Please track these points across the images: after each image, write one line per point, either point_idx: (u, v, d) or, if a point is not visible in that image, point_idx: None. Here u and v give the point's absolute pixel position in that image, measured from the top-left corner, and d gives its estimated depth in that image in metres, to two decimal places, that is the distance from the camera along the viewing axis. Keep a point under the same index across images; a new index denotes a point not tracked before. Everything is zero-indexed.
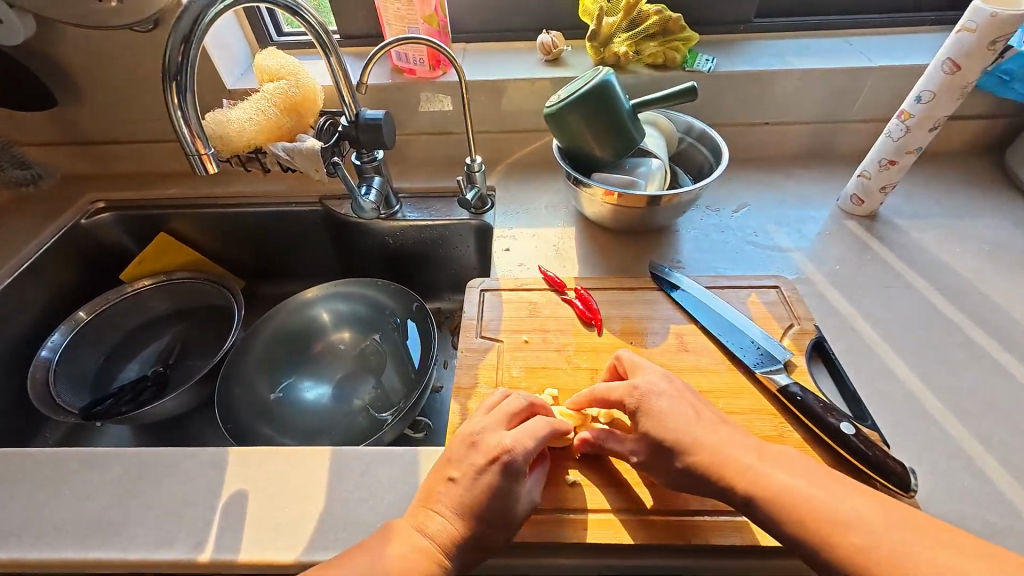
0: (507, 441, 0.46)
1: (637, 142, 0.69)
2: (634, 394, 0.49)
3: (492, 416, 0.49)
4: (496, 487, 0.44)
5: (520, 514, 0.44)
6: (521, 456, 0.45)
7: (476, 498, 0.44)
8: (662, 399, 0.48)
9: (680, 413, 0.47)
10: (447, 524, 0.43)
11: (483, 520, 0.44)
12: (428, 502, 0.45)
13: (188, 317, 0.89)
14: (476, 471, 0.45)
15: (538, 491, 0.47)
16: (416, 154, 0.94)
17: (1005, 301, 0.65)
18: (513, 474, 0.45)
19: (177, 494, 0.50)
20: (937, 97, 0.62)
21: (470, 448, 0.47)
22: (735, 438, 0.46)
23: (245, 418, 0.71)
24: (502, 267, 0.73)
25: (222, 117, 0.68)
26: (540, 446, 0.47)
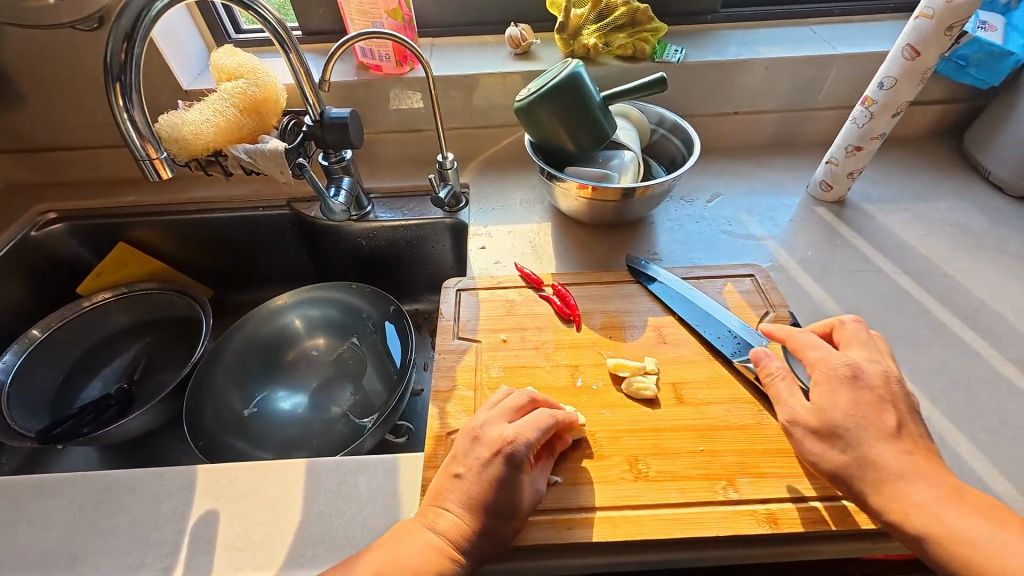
0: (508, 432, 0.45)
1: (609, 134, 0.69)
2: (830, 368, 0.47)
3: (495, 410, 0.48)
4: (500, 478, 0.43)
5: (527, 504, 0.44)
6: (524, 446, 0.45)
7: (485, 491, 0.43)
8: (856, 398, 0.45)
9: (863, 401, 0.44)
10: (459, 519, 0.42)
11: (493, 514, 0.43)
12: (438, 499, 0.44)
13: (153, 329, 0.86)
14: (481, 464, 0.44)
15: (545, 480, 0.46)
16: (386, 153, 0.92)
17: (968, 281, 0.67)
18: (517, 464, 0.44)
19: (143, 518, 0.47)
20: (899, 83, 0.63)
21: (473, 443, 0.46)
22: (926, 470, 0.41)
23: (218, 434, 0.68)
24: (478, 265, 0.72)
25: (177, 119, 0.64)
26: (543, 436, 0.46)
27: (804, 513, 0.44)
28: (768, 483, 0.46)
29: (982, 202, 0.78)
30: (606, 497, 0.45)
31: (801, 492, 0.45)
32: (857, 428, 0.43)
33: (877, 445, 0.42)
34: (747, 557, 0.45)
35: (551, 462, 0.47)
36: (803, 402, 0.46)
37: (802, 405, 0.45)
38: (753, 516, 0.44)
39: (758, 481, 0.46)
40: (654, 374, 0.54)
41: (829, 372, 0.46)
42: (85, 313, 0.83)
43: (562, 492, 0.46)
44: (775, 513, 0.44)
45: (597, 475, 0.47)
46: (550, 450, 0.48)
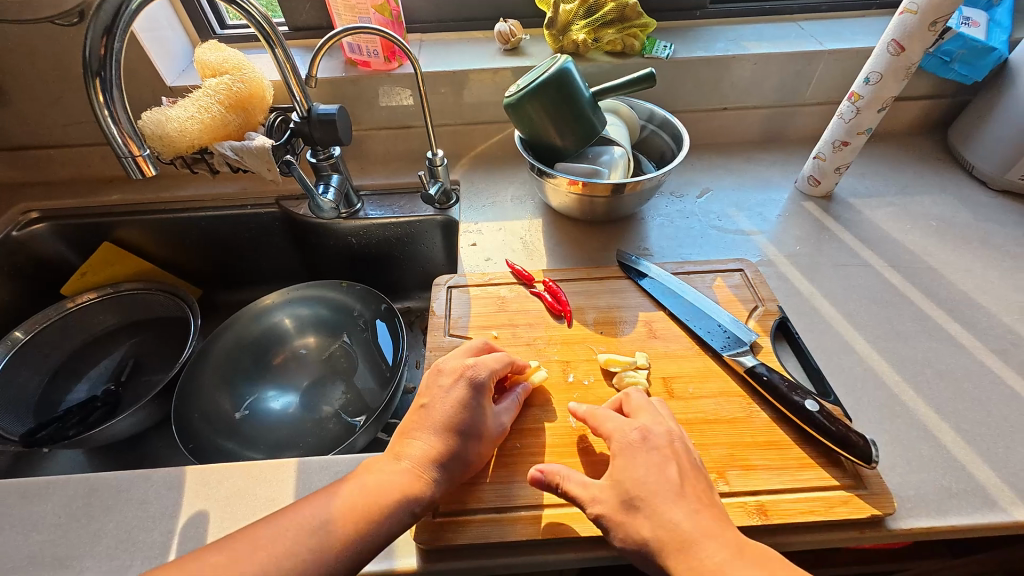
0: (468, 360, 0.49)
1: (599, 129, 0.69)
2: (624, 437, 0.44)
3: (459, 350, 0.51)
4: (464, 399, 0.46)
5: (491, 429, 0.46)
6: (484, 371, 0.48)
7: (450, 414, 0.45)
8: (643, 464, 0.42)
9: (666, 475, 0.41)
10: (428, 444, 0.44)
11: (460, 434, 0.45)
12: (407, 432, 0.46)
13: (142, 330, 0.85)
14: (445, 390, 0.47)
15: (508, 413, 0.49)
16: (376, 150, 0.91)
17: (952, 273, 0.68)
18: (479, 388, 0.47)
19: (130, 522, 0.47)
20: (884, 78, 0.64)
21: (438, 375, 0.49)
22: (715, 528, 0.39)
23: (206, 435, 0.67)
24: (469, 262, 0.71)
25: (161, 115, 0.63)
26: (503, 366, 0.49)
27: (792, 504, 0.44)
28: (757, 476, 0.46)
29: (966, 196, 0.79)
30: None
31: (789, 484, 0.45)
32: (649, 494, 0.40)
33: (671, 511, 0.39)
34: None
35: (516, 400, 0.50)
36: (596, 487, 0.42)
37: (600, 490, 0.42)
38: (743, 508, 0.44)
39: (747, 474, 0.46)
40: (645, 368, 0.54)
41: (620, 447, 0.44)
42: (69, 314, 0.81)
43: None
44: (765, 505, 0.44)
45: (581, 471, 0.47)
46: (512, 391, 0.51)
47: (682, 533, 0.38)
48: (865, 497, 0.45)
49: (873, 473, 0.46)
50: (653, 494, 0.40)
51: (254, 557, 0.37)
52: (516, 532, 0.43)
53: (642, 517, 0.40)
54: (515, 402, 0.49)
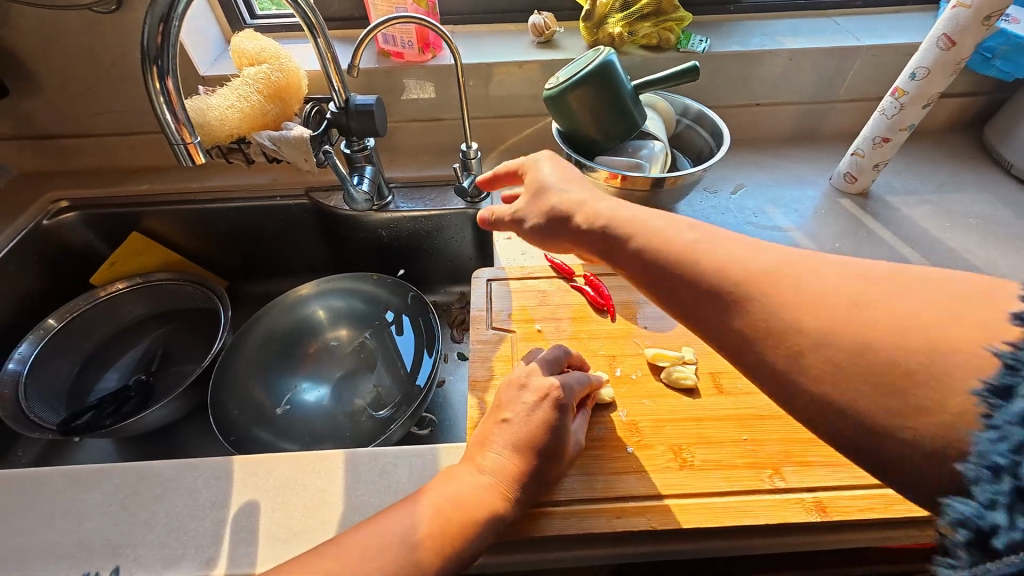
0: (553, 380, 0.47)
1: (640, 123, 0.68)
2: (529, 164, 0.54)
3: (535, 363, 0.50)
4: (548, 421, 0.45)
5: (570, 451, 0.45)
6: (569, 392, 0.46)
7: (533, 432, 0.44)
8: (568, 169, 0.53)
9: (578, 180, 0.50)
10: (512, 462, 0.43)
11: (543, 455, 0.44)
12: (486, 444, 0.45)
13: (170, 320, 0.84)
14: (529, 407, 0.46)
15: (583, 431, 0.48)
16: (405, 143, 0.91)
17: (995, 272, 0.67)
18: (564, 409, 0.46)
19: (180, 511, 0.46)
20: (931, 73, 0.63)
21: (520, 390, 0.47)
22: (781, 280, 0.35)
23: (244, 427, 0.67)
24: (505, 255, 0.71)
25: (201, 104, 0.62)
26: (583, 388, 0.48)
27: (849, 500, 0.44)
28: (813, 471, 0.46)
29: (1004, 194, 0.79)
30: (652, 486, 0.45)
31: (845, 480, 0.45)
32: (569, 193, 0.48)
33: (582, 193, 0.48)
34: (788, 544, 0.45)
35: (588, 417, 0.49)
36: (546, 170, 0.52)
37: (546, 168, 0.52)
38: (800, 505, 0.44)
39: (802, 470, 0.46)
40: (693, 363, 0.54)
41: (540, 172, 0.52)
42: (99, 304, 0.81)
43: (608, 480, 0.46)
44: (823, 501, 0.44)
45: (638, 465, 0.47)
46: (585, 406, 0.49)
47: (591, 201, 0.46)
48: None
49: None
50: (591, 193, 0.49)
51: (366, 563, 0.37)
52: (574, 525, 0.43)
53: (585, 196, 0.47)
54: (586, 420, 0.48)
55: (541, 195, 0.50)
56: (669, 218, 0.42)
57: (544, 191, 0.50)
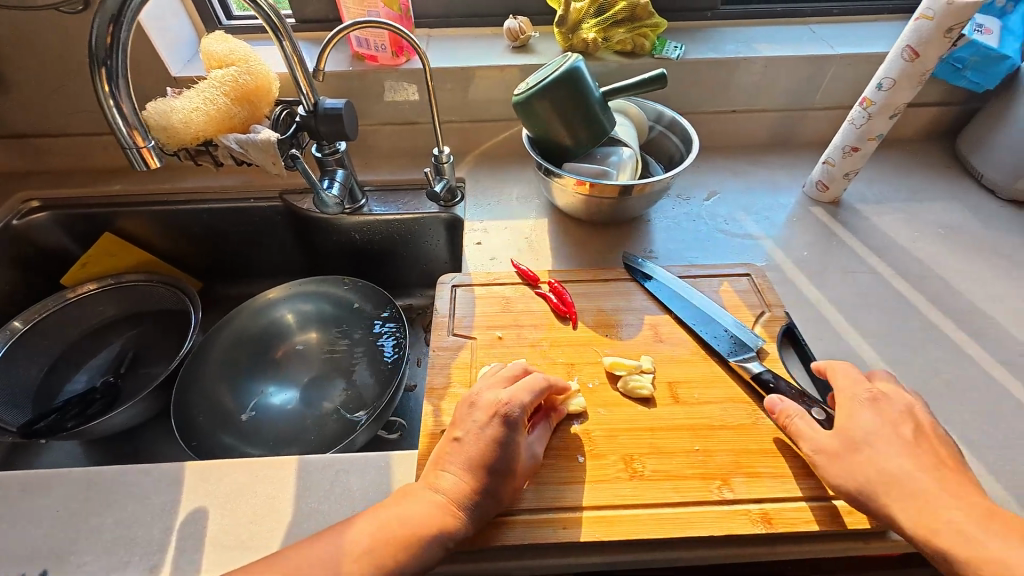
0: (502, 396, 0.46)
1: (608, 130, 0.68)
2: (863, 389, 0.47)
3: (491, 379, 0.49)
4: (498, 438, 0.44)
5: (523, 465, 0.45)
6: (519, 407, 0.46)
7: (482, 452, 0.44)
8: (902, 407, 0.45)
9: (863, 424, 0.44)
10: (461, 481, 0.43)
11: (492, 472, 0.43)
12: (438, 463, 0.45)
13: (142, 322, 0.84)
14: (478, 426, 0.45)
15: (540, 445, 0.47)
16: (381, 146, 0.90)
17: (960, 283, 0.67)
18: (513, 425, 0.45)
19: (130, 516, 0.46)
20: (897, 84, 0.63)
21: (470, 408, 0.47)
22: (934, 481, 0.40)
23: (208, 432, 0.66)
24: (474, 261, 0.71)
25: (165, 106, 0.62)
26: (536, 399, 0.47)
27: (798, 512, 0.44)
28: (762, 483, 0.46)
29: (975, 204, 0.79)
30: (599, 497, 0.45)
31: (793, 491, 0.45)
32: (865, 438, 0.43)
33: (910, 420, 0.44)
34: (738, 556, 0.45)
35: (547, 430, 0.48)
36: (868, 419, 0.44)
37: (870, 418, 0.44)
38: (747, 516, 0.44)
39: (750, 481, 0.46)
40: (650, 372, 0.54)
41: (912, 404, 0.46)
42: (68, 306, 0.81)
43: (559, 490, 0.46)
44: (769, 512, 0.44)
45: (591, 474, 0.46)
46: (545, 417, 0.49)
47: (900, 427, 0.44)
48: None
49: None
50: (938, 443, 0.43)
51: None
52: (521, 534, 0.43)
53: (903, 458, 0.42)
54: (545, 433, 0.48)
55: (856, 450, 0.43)
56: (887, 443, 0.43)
57: (858, 448, 0.43)
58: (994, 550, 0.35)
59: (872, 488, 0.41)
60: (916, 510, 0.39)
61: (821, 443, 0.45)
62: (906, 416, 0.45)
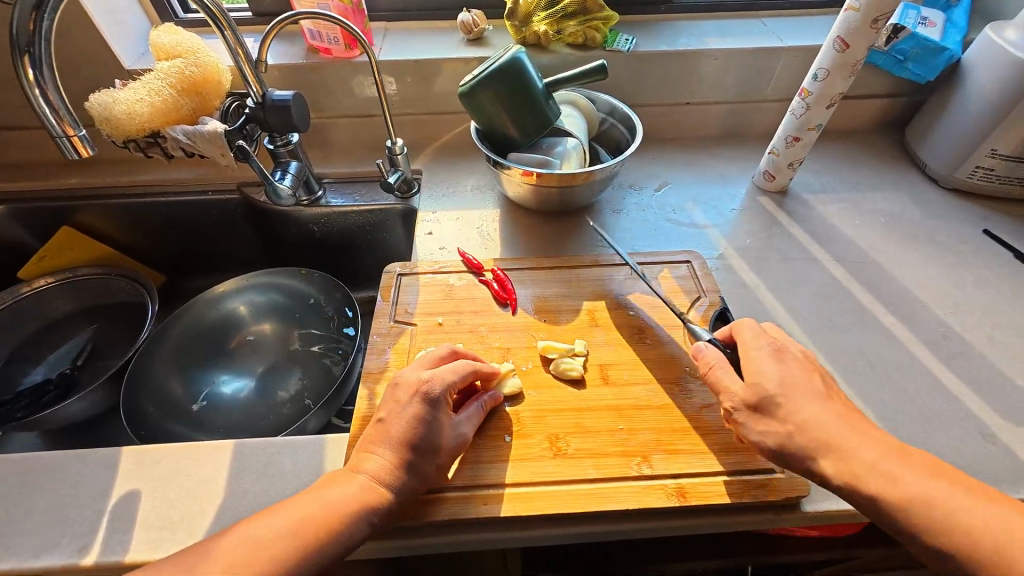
0: (423, 375, 0.47)
1: (553, 120, 0.69)
2: (767, 340, 0.48)
3: (417, 361, 0.50)
4: (420, 416, 0.44)
5: (448, 444, 0.45)
6: (440, 386, 0.46)
7: (406, 430, 0.44)
8: (801, 355, 0.47)
9: (775, 375, 0.45)
10: (385, 459, 0.43)
11: (416, 450, 0.43)
12: (366, 445, 0.45)
13: (100, 315, 0.84)
14: (400, 405, 0.45)
15: (468, 426, 0.47)
16: (339, 139, 0.91)
17: (895, 268, 0.69)
18: (435, 403, 0.45)
19: (63, 498, 0.47)
20: (830, 75, 0.65)
21: (394, 388, 0.47)
22: (844, 419, 0.43)
23: (158, 421, 0.66)
24: (423, 250, 0.72)
25: (108, 98, 0.63)
26: (460, 378, 0.48)
27: (710, 486, 0.46)
28: (681, 459, 0.47)
29: (917, 193, 0.81)
30: (523, 474, 0.46)
31: (710, 467, 0.47)
32: (779, 389, 0.44)
33: (807, 364, 0.46)
34: (656, 529, 0.46)
35: (479, 410, 0.48)
36: (776, 369, 0.45)
37: (777, 368, 0.45)
38: (662, 490, 0.45)
39: (670, 458, 0.47)
40: (582, 355, 0.55)
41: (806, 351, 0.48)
42: (22, 300, 0.81)
43: (484, 470, 0.47)
44: (684, 487, 0.46)
45: (519, 453, 0.48)
46: (477, 399, 0.49)
47: (800, 372, 0.45)
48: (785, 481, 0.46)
49: None
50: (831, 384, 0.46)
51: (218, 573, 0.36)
52: (444, 512, 0.44)
53: (816, 405, 0.43)
54: (478, 412, 0.48)
55: (774, 404, 0.44)
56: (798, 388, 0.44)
57: (774, 399, 0.44)
58: (907, 485, 0.39)
59: (800, 440, 0.42)
60: (839, 456, 0.40)
61: (741, 395, 0.45)
62: (806, 363, 0.46)
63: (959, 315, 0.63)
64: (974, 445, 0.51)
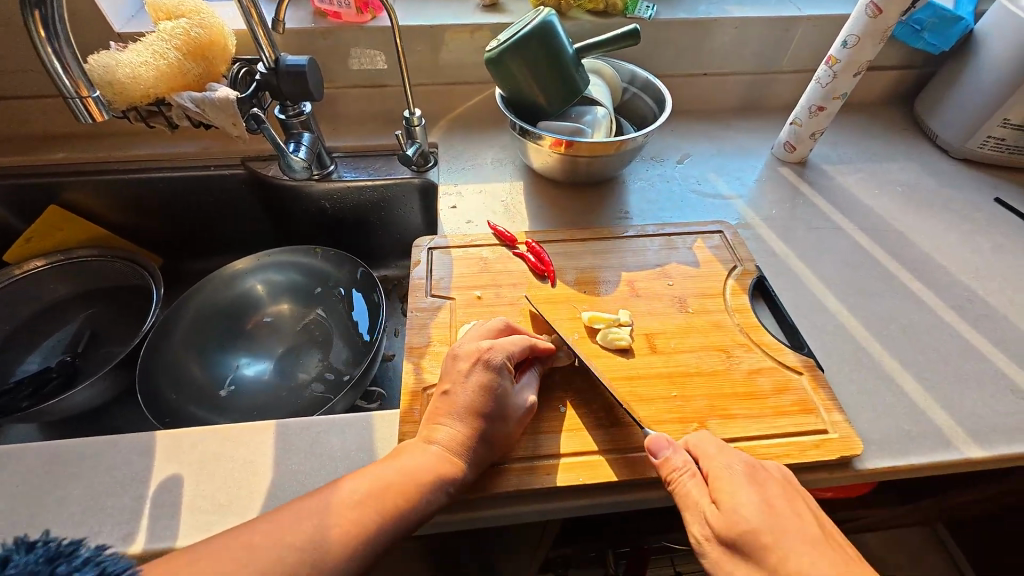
0: (484, 344, 0.46)
1: (582, 88, 0.67)
2: (736, 460, 0.41)
3: (472, 332, 0.49)
4: (484, 385, 0.44)
5: (516, 414, 0.45)
6: (501, 354, 0.46)
7: (473, 399, 0.44)
8: (779, 480, 0.40)
9: (751, 506, 0.37)
10: (455, 430, 0.43)
11: (485, 419, 0.43)
12: (433, 417, 0.44)
13: (98, 299, 0.80)
14: (463, 375, 0.45)
15: (531, 395, 0.47)
16: (348, 110, 0.87)
17: (916, 236, 0.71)
18: (497, 371, 0.45)
19: (96, 488, 0.44)
20: (861, 41, 0.65)
21: (454, 359, 0.46)
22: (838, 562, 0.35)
23: (181, 407, 0.63)
24: (449, 224, 0.70)
25: (110, 60, 0.58)
26: (520, 349, 0.47)
27: (766, 449, 0.46)
28: (735, 423, 0.48)
29: (929, 163, 0.83)
30: (584, 443, 0.46)
31: (766, 430, 0.47)
32: (752, 524, 0.36)
33: (786, 491, 0.39)
34: None
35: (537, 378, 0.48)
36: (751, 498, 0.38)
37: (749, 490, 0.38)
38: None
39: (725, 422, 0.48)
40: (628, 325, 0.55)
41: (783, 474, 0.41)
42: (15, 283, 0.76)
43: (546, 441, 0.46)
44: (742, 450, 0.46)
45: (577, 422, 0.48)
46: (534, 367, 0.49)
47: (776, 501, 0.38)
48: (837, 440, 0.47)
49: (836, 421, 0.49)
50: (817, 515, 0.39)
51: (308, 530, 0.35)
52: (510, 482, 0.44)
53: (803, 548, 0.35)
54: (536, 381, 0.48)
55: (752, 544, 0.36)
56: (775, 523, 0.36)
57: (750, 535, 0.36)
58: None
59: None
60: None
61: (712, 525, 0.38)
62: (788, 489, 0.39)
63: (980, 280, 0.65)
64: (1005, 401, 0.53)
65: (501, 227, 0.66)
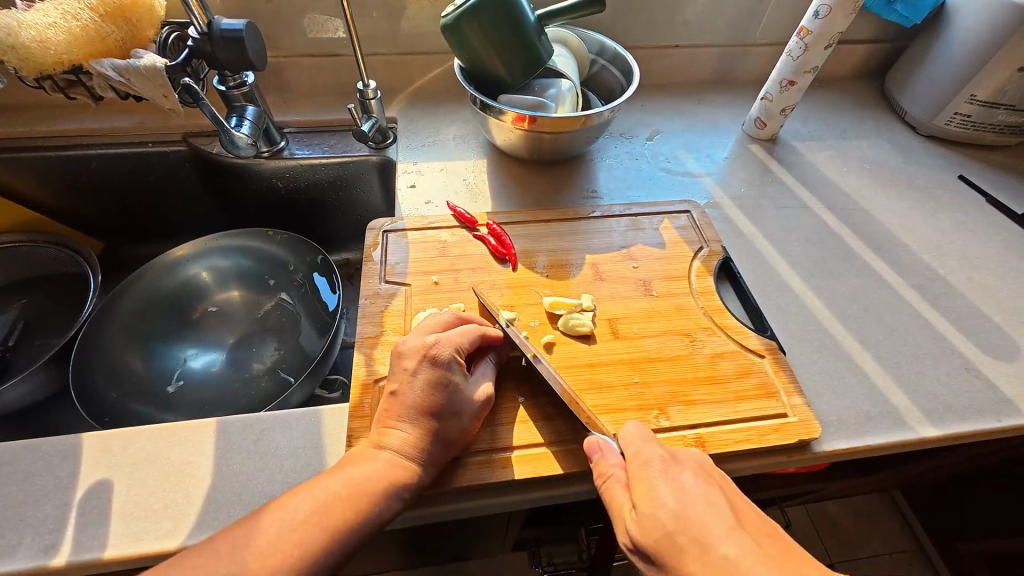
0: (428, 338, 0.44)
1: (544, 58, 0.64)
2: (653, 452, 0.39)
3: (419, 326, 0.46)
4: (431, 382, 0.42)
5: (471, 410, 0.43)
6: (448, 349, 0.43)
7: (422, 399, 0.41)
8: (697, 470, 0.38)
9: (664, 503, 0.35)
10: (408, 433, 0.40)
11: (437, 417, 0.41)
12: (383, 420, 0.41)
13: (30, 288, 0.74)
14: (409, 373, 0.42)
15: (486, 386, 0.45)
16: (299, 82, 0.81)
17: (882, 214, 0.70)
18: (446, 367, 0.43)
19: (15, 496, 0.41)
20: (833, 12, 0.62)
21: (399, 357, 0.44)
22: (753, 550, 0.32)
23: (123, 403, 0.60)
24: (407, 206, 0.66)
25: (11, 20, 0.51)
26: (468, 341, 0.45)
27: (728, 435, 0.46)
28: (697, 410, 0.47)
29: (897, 140, 0.82)
30: (541, 436, 0.45)
31: (727, 415, 0.47)
32: (667, 522, 0.34)
33: (703, 479, 0.37)
34: None
35: (490, 370, 0.46)
36: (665, 494, 0.36)
37: (665, 487, 0.36)
38: (682, 441, 0.45)
39: (686, 408, 0.47)
40: (590, 311, 0.53)
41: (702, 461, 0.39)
42: None
43: (503, 435, 0.45)
44: (703, 437, 0.45)
45: (531, 413, 0.46)
46: (486, 358, 0.47)
47: (689, 493, 0.35)
48: (797, 424, 0.47)
49: (798, 406, 0.48)
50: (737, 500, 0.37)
51: (241, 560, 0.33)
52: (468, 478, 0.42)
53: (718, 540, 0.33)
54: (491, 371, 0.46)
55: (668, 546, 0.33)
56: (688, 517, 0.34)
57: (666, 535, 0.34)
58: None
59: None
60: None
61: (632, 532, 0.35)
62: (706, 480, 0.37)
63: (942, 259, 0.65)
64: (959, 378, 0.54)
65: (461, 208, 0.63)
